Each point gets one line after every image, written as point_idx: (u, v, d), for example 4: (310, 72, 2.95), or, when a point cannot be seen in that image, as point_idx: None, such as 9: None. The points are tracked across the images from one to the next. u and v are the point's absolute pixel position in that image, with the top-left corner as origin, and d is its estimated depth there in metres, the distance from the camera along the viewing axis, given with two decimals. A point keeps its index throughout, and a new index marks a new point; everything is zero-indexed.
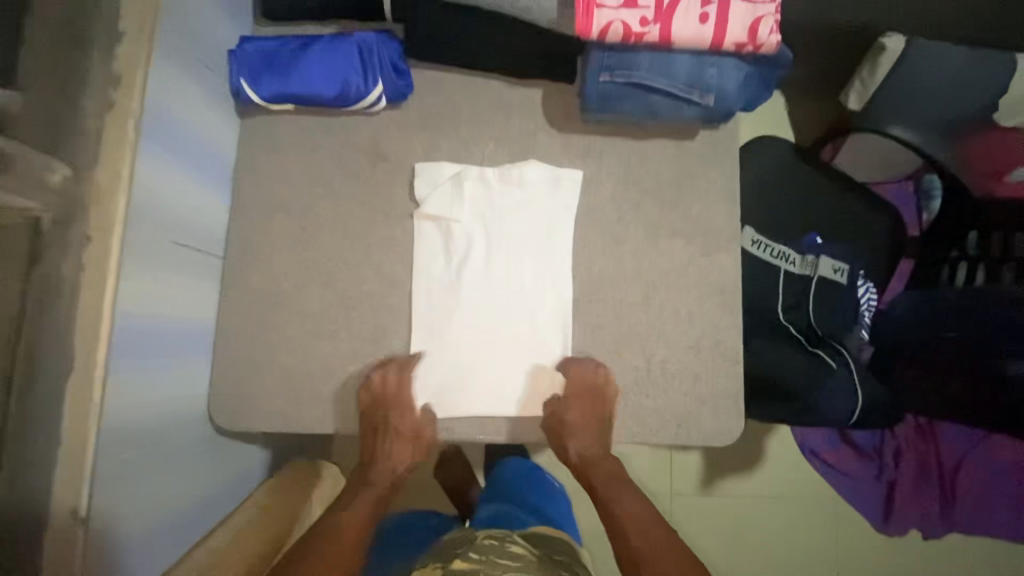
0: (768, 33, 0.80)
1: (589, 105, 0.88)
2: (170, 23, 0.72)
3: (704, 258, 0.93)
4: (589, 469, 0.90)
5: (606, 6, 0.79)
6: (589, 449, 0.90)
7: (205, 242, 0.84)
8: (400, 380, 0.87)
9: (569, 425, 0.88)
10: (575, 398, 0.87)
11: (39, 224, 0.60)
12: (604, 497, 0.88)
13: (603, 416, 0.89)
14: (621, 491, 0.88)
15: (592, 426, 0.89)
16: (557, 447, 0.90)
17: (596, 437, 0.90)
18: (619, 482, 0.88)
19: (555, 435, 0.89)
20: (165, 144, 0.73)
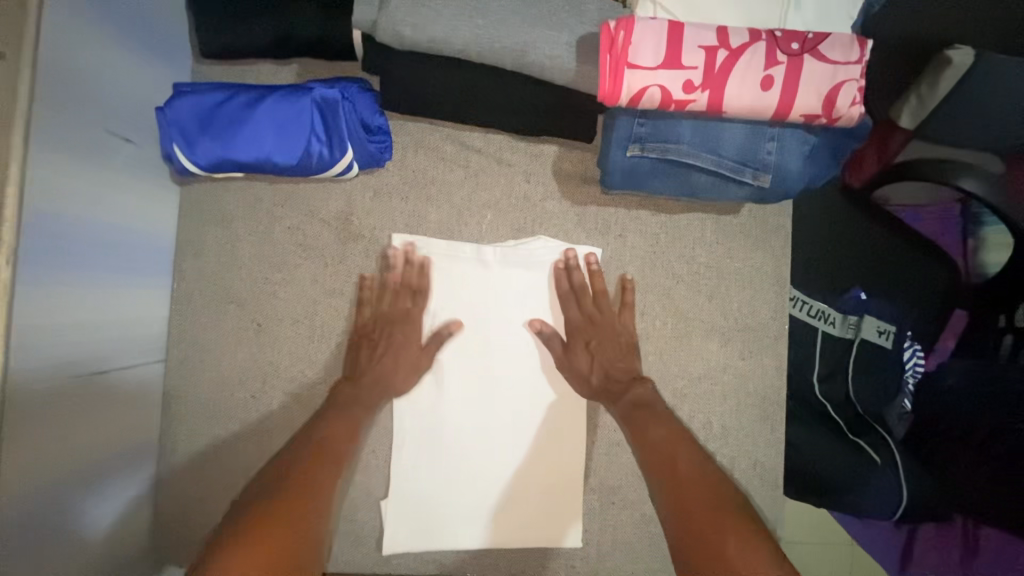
0: (849, 104, 0.62)
1: (612, 181, 0.71)
2: (56, 96, 0.54)
3: (743, 361, 0.78)
4: (617, 397, 0.73)
5: (642, 66, 0.60)
6: (612, 368, 0.75)
7: (136, 350, 0.69)
8: (401, 295, 0.75)
9: (581, 340, 0.76)
10: (568, 300, 0.76)
11: None
12: (636, 428, 0.70)
13: (618, 328, 0.76)
14: (657, 423, 0.70)
15: (611, 336, 0.75)
16: (565, 364, 0.75)
17: (615, 354, 0.75)
18: (655, 413, 0.70)
19: (566, 355, 0.75)
20: (65, 255, 0.56)
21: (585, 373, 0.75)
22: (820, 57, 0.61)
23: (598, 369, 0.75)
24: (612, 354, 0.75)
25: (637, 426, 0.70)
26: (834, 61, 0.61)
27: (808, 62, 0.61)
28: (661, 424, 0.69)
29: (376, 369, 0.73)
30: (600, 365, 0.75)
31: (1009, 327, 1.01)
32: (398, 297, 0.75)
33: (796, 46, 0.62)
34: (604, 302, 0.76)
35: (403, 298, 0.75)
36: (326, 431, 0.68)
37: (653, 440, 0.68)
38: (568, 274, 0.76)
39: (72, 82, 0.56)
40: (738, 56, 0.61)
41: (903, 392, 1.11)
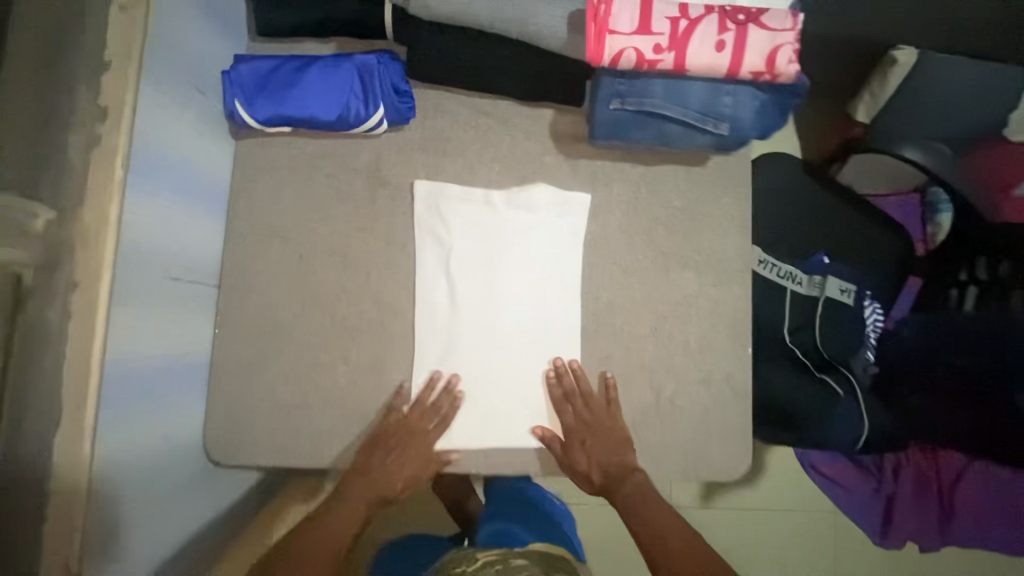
0: (786, 62, 0.77)
1: (598, 132, 0.85)
2: (156, 49, 0.68)
3: (714, 289, 0.91)
4: (615, 487, 0.87)
5: (619, 32, 0.76)
6: (607, 465, 0.87)
7: (199, 273, 0.81)
8: (426, 416, 0.85)
9: (579, 442, 0.87)
10: (562, 404, 0.88)
11: (21, 279, 0.56)
12: (631, 516, 0.85)
13: (610, 426, 0.87)
14: (648, 510, 0.85)
15: (604, 442, 0.87)
16: (570, 468, 0.87)
17: (610, 446, 0.87)
18: (647, 502, 0.85)
19: (567, 456, 0.87)
20: (155, 178, 0.69)
21: (586, 474, 0.87)
22: (762, 26, 0.77)
23: (596, 468, 0.87)
24: (605, 452, 0.87)
25: (632, 513, 0.85)
26: (772, 28, 0.77)
27: (751, 29, 0.77)
28: (657, 508, 0.84)
29: (384, 471, 0.85)
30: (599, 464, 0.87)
31: (971, 279, 1.22)
32: (427, 413, 0.85)
33: (742, 17, 0.77)
34: (599, 401, 0.87)
35: (429, 420, 0.85)
36: (325, 520, 0.83)
37: (647, 523, 0.84)
38: (563, 407, 0.87)
39: (165, 42, 0.70)
40: (696, 25, 0.77)
41: (867, 344, 1.23)
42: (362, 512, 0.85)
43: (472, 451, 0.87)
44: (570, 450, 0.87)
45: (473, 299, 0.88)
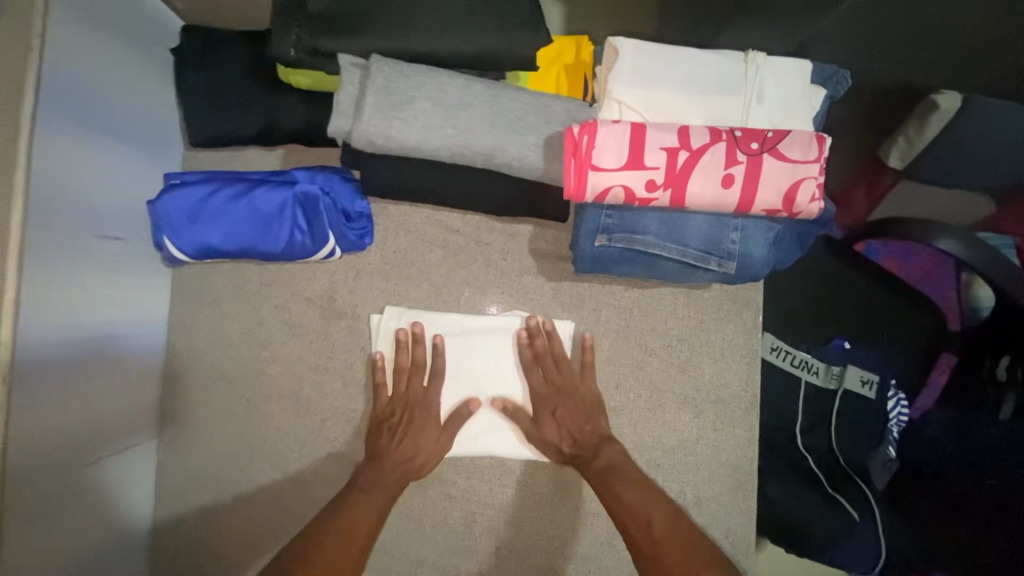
0: (809, 201, 0.64)
1: (582, 266, 0.72)
2: (44, 221, 0.56)
3: (714, 433, 0.80)
4: (586, 462, 0.73)
5: (605, 168, 0.63)
6: (581, 435, 0.75)
7: (128, 433, 0.72)
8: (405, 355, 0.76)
9: (546, 409, 0.76)
10: (532, 369, 0.77)
11: None
12: (608, 495, 0.67)
13: (579, 387, 0.77)
14: (628, 485, 0.67)
15: (574, 405, 0.76)
16: (537, 440, 0.76)
17: (581, 418, 0.75)
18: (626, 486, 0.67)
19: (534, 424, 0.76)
20: (56, 362, 0.59)
21: (553, 443, 0.75)
22: (780, 156, 0.63)
23: (567, 436, 0.75)
24: (577, 421, 0.75)
25: (608, 488, 0.68)
26: (793, 159, 0.63)
27: (767, 160, 0.63)
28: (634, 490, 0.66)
29: (399, 452, 0.73)
30: (569, 436, 0.75)
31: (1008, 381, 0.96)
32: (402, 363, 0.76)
33: (756, 145, 0.63)
34: (566, 359, 0.78)
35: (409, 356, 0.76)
36: (336, 520, 0.64)
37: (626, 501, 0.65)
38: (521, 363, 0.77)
39: (59, 201, 0.58)
40: (699, 156, 0.63)
41: (888, 439, 1.10)
42: (382, 499, 0.68)
43: None
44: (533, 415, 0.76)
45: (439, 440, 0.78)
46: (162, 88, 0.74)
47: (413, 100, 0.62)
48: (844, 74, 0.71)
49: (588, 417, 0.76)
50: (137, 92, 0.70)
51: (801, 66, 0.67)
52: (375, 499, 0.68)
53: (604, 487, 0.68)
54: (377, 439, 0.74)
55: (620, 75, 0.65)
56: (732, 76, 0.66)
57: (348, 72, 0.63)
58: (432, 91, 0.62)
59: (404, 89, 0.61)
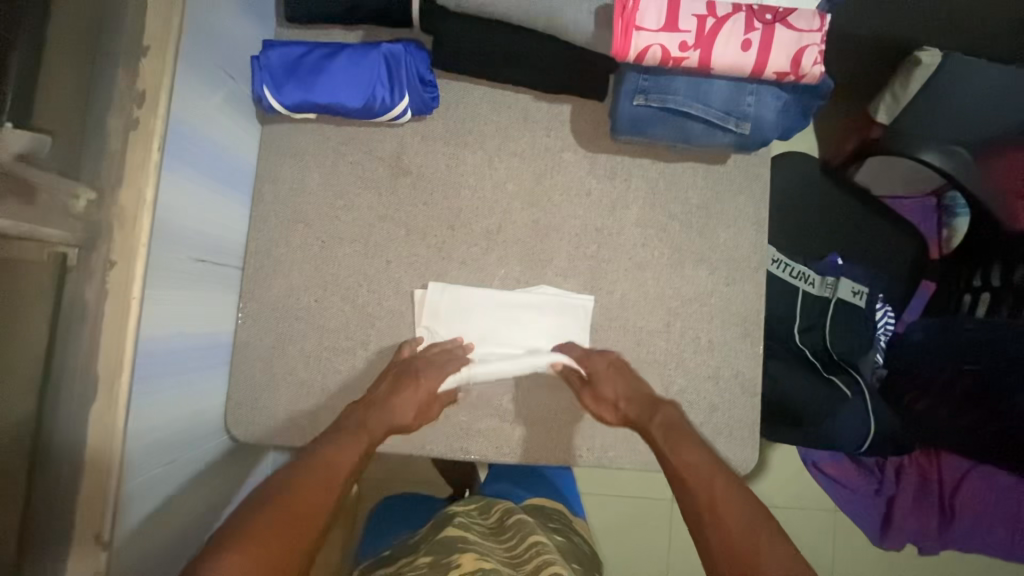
0: (812, 64, 0.77)
1: (620, 128, 0.85)
2: (192, 36, 0.69)
3: (727, 287, 0.92)
4: (644, 422, 0.81)
5: (646, 29, 0.76)
6: (631, 399, 0.84)
7: (221, 256, 0.83)
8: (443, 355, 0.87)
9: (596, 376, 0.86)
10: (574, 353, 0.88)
11: (64, 259, 0.58)
12: (668, 449, 0.75)
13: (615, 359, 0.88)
14: (686, 446, 0.74)
15: (618, 385, 0.85)
16: (594, 410, 0.86)
17: (626, 385, 0.85)
18: (683, 447, 0.73)
19: (591, 387, 0.86)
20: (184, 159, 0.71)
21: (610, 401, 0.85)
22: (790, 26, 0.77)
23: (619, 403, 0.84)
24: (624, 389, 0.85)
25: (669, 440, 0.76)
26: (800, 29, 0.77)
27: (778, 29, 0.77)
28: (697, 460, 0.71)
29: (391, 404, 0.82)
30: (619, 407, 0.85)
31: (986, 286, 1.14)
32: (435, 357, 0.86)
33: (770, 16, 0.77)
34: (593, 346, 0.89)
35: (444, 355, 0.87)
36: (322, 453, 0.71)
37: (688, 462, 0.71)
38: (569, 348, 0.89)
39: (200, 26, 0.71)
40: (724, 22, 0.77)
41: (874, 347, 1.24)
42: (367, 439, 0.76)
43: (483, 438, 0.90)
44: (587, 385, 0.86)
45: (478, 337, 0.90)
46: None
47: None
48: None
49: (633, 388, 0.85)
50: None
51: None
52: (359, 440, 0.75)
53: (656, 446, 0.77)
54: (373, 395, 0.83)
55: None
56: None
57: None
58: None
59: None
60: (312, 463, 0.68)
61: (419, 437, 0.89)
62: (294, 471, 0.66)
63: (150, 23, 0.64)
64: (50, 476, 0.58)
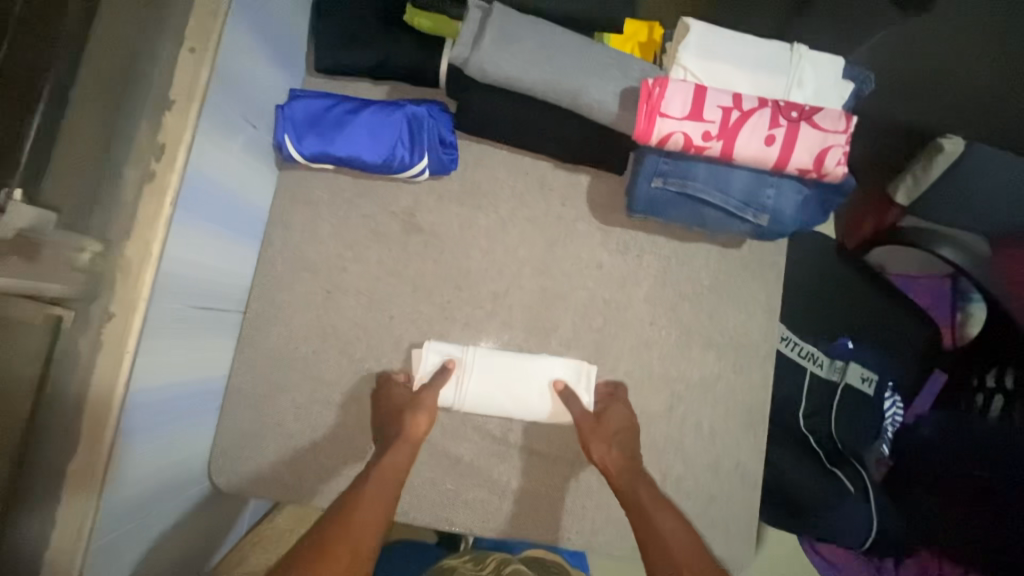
0: (835, 164, 0.77)
1: (636, 206, 0.85)
2: (216, 90, 0.70)
3: (733, 374, 0.90)
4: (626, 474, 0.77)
5: (670, 116, 0.76)
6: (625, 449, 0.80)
7: (224, 300, 0.82)
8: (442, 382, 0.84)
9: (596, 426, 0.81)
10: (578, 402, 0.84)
11: (60, 321, 0.57)
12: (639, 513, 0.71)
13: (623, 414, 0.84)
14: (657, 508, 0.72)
15: (619, 425, 0.83)
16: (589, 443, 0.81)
17: (625, 433, 0.82)
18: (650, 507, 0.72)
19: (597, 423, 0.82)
20: (198, 209, 0.71)
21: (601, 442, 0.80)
22: (814, 125, 0.76)
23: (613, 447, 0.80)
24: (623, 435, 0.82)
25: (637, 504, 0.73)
26: (824, 129, 0.76)
27: (804, 127, 0.76)
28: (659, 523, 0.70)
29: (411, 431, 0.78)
30: (611, 446, 0.80)
31: (999, 387, 1.07)
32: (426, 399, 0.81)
33: (795, 114, 0.77)
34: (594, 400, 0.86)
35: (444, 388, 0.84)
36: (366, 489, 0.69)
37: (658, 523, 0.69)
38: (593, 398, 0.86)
39: (226, 82, 0.72)
40: (748, 116, 0.76)
41: (882, 437, 1.19)
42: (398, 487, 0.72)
43: (470, 510, 0.87)
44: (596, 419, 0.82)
45: (475, 389, 0.85)
46: (300, 19, 0.89)
47: (522, 41, 0.75)
48: (868, 74, 0.85)
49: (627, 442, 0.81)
50: (284, 17, 0.84)
51: (835, 61, 0.81)
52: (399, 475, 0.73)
53: (630, 505, 0.73)
54: (384, 449, 0.76)
55: (688, 47, 0.79)
56: (780, 60, 0.80)
57: (473, 12, 0.76)
58: (537, 36, 0.76)
59: (516, 32, 0.75)
60: (340, 524, 0.64)
61: (405, 502, 0.87)
62: (325, 527, 0.64)
63: (178, 78, 0.64)
64: (22, 532, 0.56)
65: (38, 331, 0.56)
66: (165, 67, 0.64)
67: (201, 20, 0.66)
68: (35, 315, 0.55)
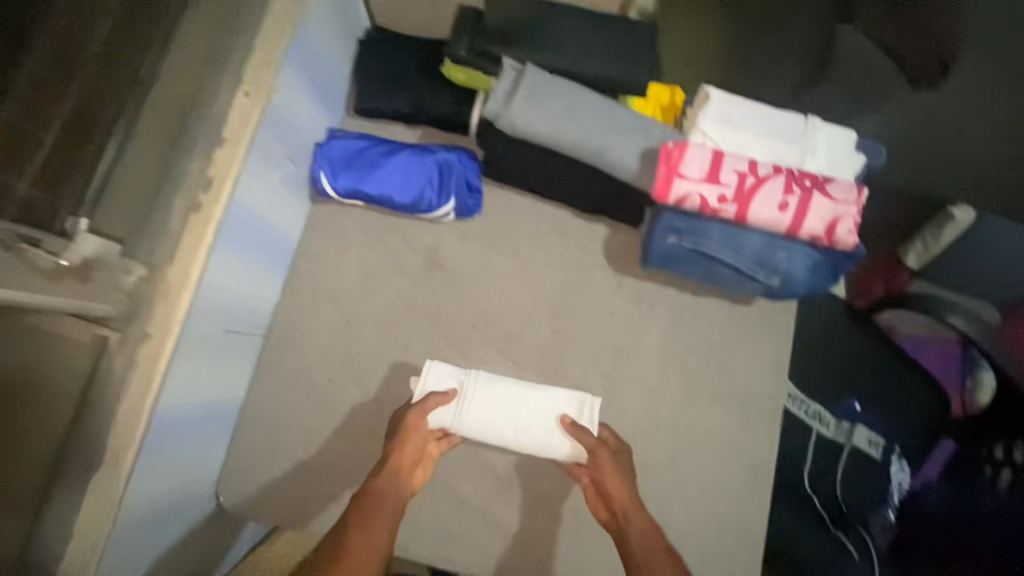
0: (846, 233, 0.80)
1: (651, 260, 0.88)
2: (263, 130, 0.75)
3: (740, 430, 0.90)
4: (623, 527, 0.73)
5: (687, 178, 0.80)
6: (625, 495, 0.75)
7: (250, 324, 0.85)
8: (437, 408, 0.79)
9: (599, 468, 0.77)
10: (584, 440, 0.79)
11: (105, 340, 0.62)
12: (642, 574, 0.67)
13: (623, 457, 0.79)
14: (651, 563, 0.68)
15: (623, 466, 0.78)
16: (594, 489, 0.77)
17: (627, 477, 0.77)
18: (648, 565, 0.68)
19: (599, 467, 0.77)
20: (237, 238, 0.74)
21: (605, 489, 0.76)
22: (827, 194, 0.79)
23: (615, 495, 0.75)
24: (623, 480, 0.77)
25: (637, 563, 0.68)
26: (837, 199, 0.79)
27: (816, 196, 0.80)
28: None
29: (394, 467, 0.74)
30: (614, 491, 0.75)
31: (1007, 461, 1.00)
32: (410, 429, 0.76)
33: (808, 183, 0.80)
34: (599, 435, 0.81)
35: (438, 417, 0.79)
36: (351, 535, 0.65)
37: None
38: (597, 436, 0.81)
39: (273, 123, 0.77)
40: (763, 182, 0.80)
41: (889, 503, 1.16)
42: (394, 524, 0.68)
43: (471, 549, 0.87)
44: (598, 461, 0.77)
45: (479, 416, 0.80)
46: (346, 64, 0.94)
47: (551, 100, 0.80)
48: (879, 147, 0.88)
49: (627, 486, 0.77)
50: (332, 62, 0.89)
51: (849, 135, 0.85)
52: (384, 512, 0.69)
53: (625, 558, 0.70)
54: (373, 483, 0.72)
55: (708, 114, 0.83)
56: (795, 131, 0.84)
57: (507, 72, 0.81)
58: (566, 96, 0.81)
59: (546, 92, 0.80)
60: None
61: (406, 536, 0.87)
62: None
63: (230, 119, 0.69)
64: (42, 543, 0.58)
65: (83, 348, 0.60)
66: (219, 106, 0.68)
67: (257, 66, 0.71)
68: (83, 334, 0.60)
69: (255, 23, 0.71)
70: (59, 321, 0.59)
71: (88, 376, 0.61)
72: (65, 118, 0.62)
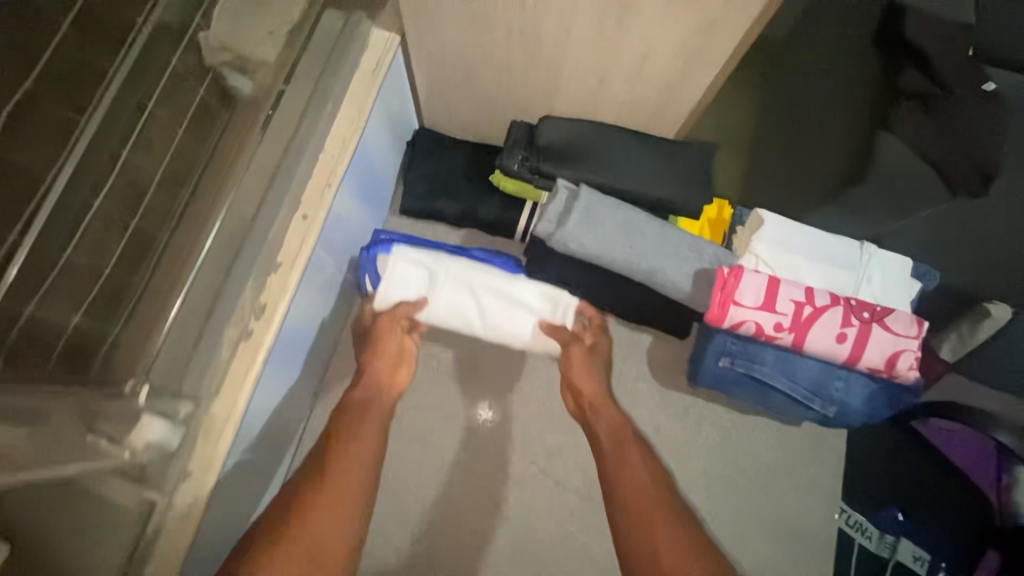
0: (907, 368, 0.77)
1: (701, 380, 0.85)
2: (318, 250, 0.73)
3: (789, 560, 0.87)
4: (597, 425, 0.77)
5: (743, 305, 0.77)
6: (597, 398, 0.80)
7: (284, 436, 0.81)
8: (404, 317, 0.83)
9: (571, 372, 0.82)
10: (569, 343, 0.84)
11: (153, 504, 0.57)
12: (607, 469, 0.71)
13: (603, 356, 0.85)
14: (620, 458, 0.71)
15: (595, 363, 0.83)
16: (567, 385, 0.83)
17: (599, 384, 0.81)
18: (623, 462, 0.71)
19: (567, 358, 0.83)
20: (283, 356, 0.72)
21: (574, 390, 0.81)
22: (886, 327, 0.77)
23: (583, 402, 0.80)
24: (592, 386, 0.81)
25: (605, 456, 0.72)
26: (896, 332, 0.77)
27: (876, 328, 0.77)
28: (634, 469, 0.70)
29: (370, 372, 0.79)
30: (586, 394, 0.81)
31: None
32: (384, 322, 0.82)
33: (867, 314, 0.78)
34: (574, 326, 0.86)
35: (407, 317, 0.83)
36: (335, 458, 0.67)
37: (630, 474, 0.69)
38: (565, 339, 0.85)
39: (326, 239, 0.75)
40: (821, 312, 0.78)
41: None
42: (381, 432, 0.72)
43: None
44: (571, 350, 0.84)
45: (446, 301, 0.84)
46: (393, 164, 0.94)
47: (605, 221, 0.79)
48: (931, 270, 0.87)
49: (596, 386, 0.81)
50: (382, 167, 0.89)
51: (904, 262, 0.84)
52: (370, 431, 0.71)
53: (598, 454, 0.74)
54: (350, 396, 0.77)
55: (761, 237, 0.82)
56: (849, 257, 0.83)
57: (560, 191, 0.81)
58: (620, 217, 0.80)
59: (600, 212, 0.79)
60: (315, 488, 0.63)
61: None
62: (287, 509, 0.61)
63: (286, 242, 0.67)
64: None
65: (131, 508, 0.57)
66: (278, 228, 0.67)
67: (315, 187, 0.69)
68: (131, 497, 0.57)
69: (316, 141, 0.71)
70: (107, 478, 0.56)
71: (132, 538, 0.56)
72: (124, 249, 0.68)
